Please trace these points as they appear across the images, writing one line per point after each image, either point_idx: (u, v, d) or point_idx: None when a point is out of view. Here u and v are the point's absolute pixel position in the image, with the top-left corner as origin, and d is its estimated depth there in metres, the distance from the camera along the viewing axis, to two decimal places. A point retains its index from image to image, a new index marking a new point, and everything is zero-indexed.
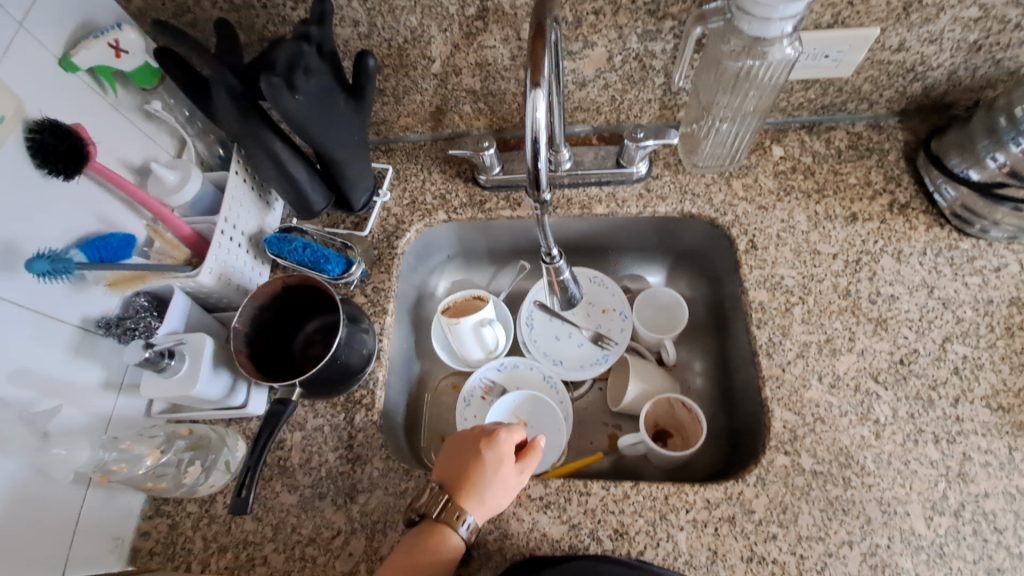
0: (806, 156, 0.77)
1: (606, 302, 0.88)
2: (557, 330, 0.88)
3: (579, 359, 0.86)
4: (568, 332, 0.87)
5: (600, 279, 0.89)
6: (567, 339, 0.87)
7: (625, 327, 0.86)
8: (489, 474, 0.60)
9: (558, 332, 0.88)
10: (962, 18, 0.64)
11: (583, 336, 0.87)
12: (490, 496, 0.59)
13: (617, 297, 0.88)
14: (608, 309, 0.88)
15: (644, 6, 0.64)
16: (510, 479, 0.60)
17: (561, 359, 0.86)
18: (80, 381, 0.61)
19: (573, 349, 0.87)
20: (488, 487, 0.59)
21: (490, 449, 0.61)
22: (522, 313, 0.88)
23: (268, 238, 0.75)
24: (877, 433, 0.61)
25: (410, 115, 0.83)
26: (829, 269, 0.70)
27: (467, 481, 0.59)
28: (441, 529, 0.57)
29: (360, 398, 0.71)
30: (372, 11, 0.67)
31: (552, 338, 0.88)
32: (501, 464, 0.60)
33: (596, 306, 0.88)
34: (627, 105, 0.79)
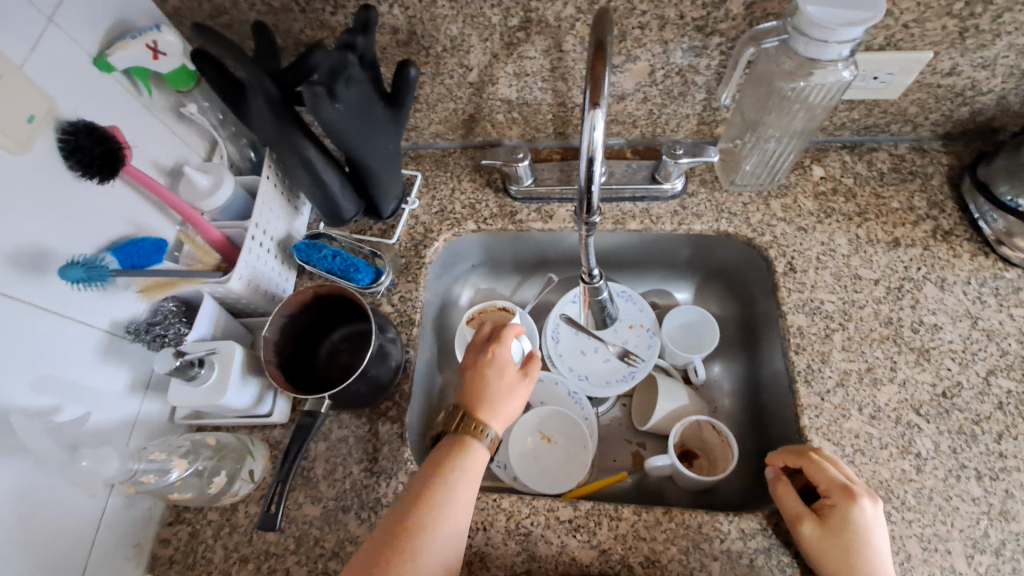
0: (847, 177, 0.76)
1: (634, 318, 0.86)
2: (582, 345, 0.86)
3: (606, 375, 0.84)
4: (594, 346, 0.86)
5: (628, 294, 0.87)
6: (593, 354, 0.86)
7: (653, 344, 0.84)
8: (498, 384, 0.61)
9: (584, 346, 0.86)
10: (1018, 45, 0.62)
11: (610, 351, 0.85)
12: (504, 406, 0.60)
13: (645, 313, 0.86)
14: (635, 325, 0.86)
15: (693, 22, 0.62)
16: (517, 386, 0.62)
17: (588, 375, 0.84)
18: (105, 387, 0.60)
19: (599, 365, 0.85)
20: (502, 397, 0.60)
21: (492, 363, 0.62)
22: (548, 326, 0.87)
23: (297, 244, 0.74)
24: (919, 468, 0.60)
25: (442, 122, 0.82)
26: (870, 295, 0.68)
27: (479, 396, 0.60)
28: (469, 443, 0.57)
29: (386, 410, 0.70)
30: (413, 18, 0.65)
31: (578, 353, 0.86)
32: (503, 374, 0.62)
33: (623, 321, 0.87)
34: (665, 120, 0.77)
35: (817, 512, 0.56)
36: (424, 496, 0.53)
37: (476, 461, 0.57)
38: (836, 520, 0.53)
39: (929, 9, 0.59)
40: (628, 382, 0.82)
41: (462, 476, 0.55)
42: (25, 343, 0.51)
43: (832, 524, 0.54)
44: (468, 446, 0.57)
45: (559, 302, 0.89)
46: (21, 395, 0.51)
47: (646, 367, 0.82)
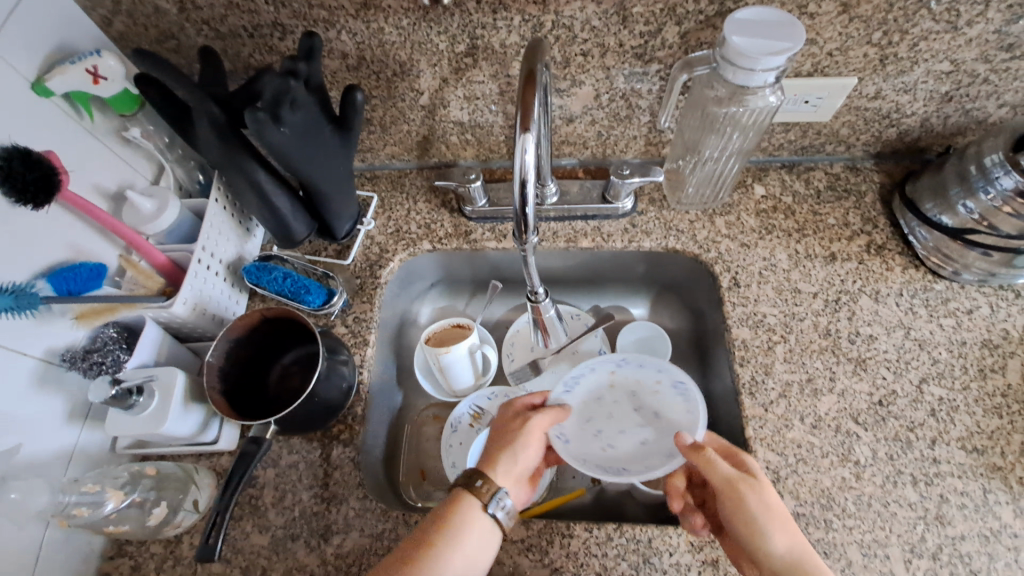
0: (786, 195, 0.79)
1: (654, 378, 0.70)
2: (598, 428, 0.70)
3: (648, 459, 0.66)
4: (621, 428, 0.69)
5: (635, 359, 0.71)
6: (621, 436, 0.69)
7: (691, 408, 0.66)
8: (501, 432, 0.64)
9: (600, 427, 0.70)
10: (935, 71, 0.66)
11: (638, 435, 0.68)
12: (494, 455, 0.61)
13: (664, 372, 0.69)
14: (658, 384, 0.70)
15: (632, 49, 0.65)
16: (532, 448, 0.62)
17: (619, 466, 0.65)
18: (40, 418, 0.58)
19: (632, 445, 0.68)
20: (494, 448, 0.62)
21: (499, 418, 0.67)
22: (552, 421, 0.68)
23: (247, 267, 0.73)
24: (858, 475, 0.62)
25: (397, 144, 0.83)
26: (809, 308, 0.71)
27: (489, 450, 0.63)
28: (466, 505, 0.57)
29: (337, 434, 0.69)
30: (362, 43, 0.66)
31: (602, 446, 0.68)
32: (502, 425, 0.65)
33: (643, 388, 0.71)
34: (613, 141, 0.80)
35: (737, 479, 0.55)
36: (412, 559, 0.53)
37: (459, 510, 0.56)
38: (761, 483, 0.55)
39: (851, 38, 0.62)
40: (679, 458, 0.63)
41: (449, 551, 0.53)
42: None
43: (761, 483, 0.55)
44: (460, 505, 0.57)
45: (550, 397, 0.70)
46: None
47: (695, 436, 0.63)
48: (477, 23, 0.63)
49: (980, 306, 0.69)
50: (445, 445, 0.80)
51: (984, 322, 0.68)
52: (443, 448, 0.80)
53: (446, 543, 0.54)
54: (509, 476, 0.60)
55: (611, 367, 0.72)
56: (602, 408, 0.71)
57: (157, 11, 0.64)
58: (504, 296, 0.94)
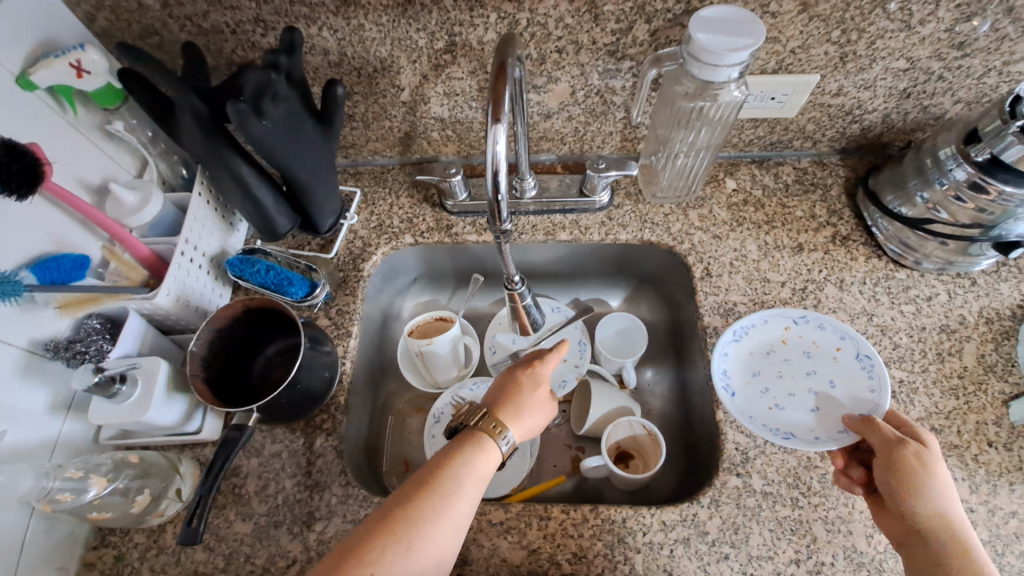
0: (756, 189, 0.82)
1: (834, 346, 0.69)
2: (765, 383, 0.70)
3: (816, 425, 0.66)
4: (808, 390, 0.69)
5: (816, 320, 0.71)
6: (792, 398, 0.69)
7: (877, 384, 0.64)
8: (537, 392, 0.65)
9: (769, 385, 0.70)
10: (892, 69, 0.69)
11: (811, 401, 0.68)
12: (528, 416, 0.63)
13: (847, 341, 0.68)
14: (838, 352, 0.69)
15: (605, 47, 0.68)
16: (541, 401, 0.64)
17: (781, 429, 0.65)
18: (25, 407, 0.59)
19: (798, 413, 0.67)
20: (527, 406, 0.63)
21: (535, 370, 0.66)
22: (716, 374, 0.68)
23: (231, 260, 0.74)
24: (823, 454, 0.64)
25: (379, 140, 0.85)
26: (777, 296, 0.74)
27: (508, 399, 0.63)
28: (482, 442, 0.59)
29: (320, 422, 0.70)
30: (343, 40, 0.68)
31: (770, 404, 0.68)
32: (540, 385, 0.65)
33: (820, 352, 0.70)
34: (590, 137, 0.82)
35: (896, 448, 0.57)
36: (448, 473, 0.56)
37: (486, 462, 0.58)
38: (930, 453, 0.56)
39: (812, 37, 0.65)
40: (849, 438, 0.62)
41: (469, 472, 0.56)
42: None
43: (934, 455, 0.55)
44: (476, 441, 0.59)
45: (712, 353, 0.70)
46: None
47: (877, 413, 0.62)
48: (455, 20, 0.65)
49: (939, 293, 0.73)
50: (428, 435, 0.81)
51: (942, 308, 0.72)
52: (426, 439, 0.81)
53: (470, 488, 0.55)
54: (522, 427, 0.62)
55: (786, 323, 0.72)
56: (772, 365, 0.71)
57: (140, 7, 0.65)
58: (486, 289, 0.95)
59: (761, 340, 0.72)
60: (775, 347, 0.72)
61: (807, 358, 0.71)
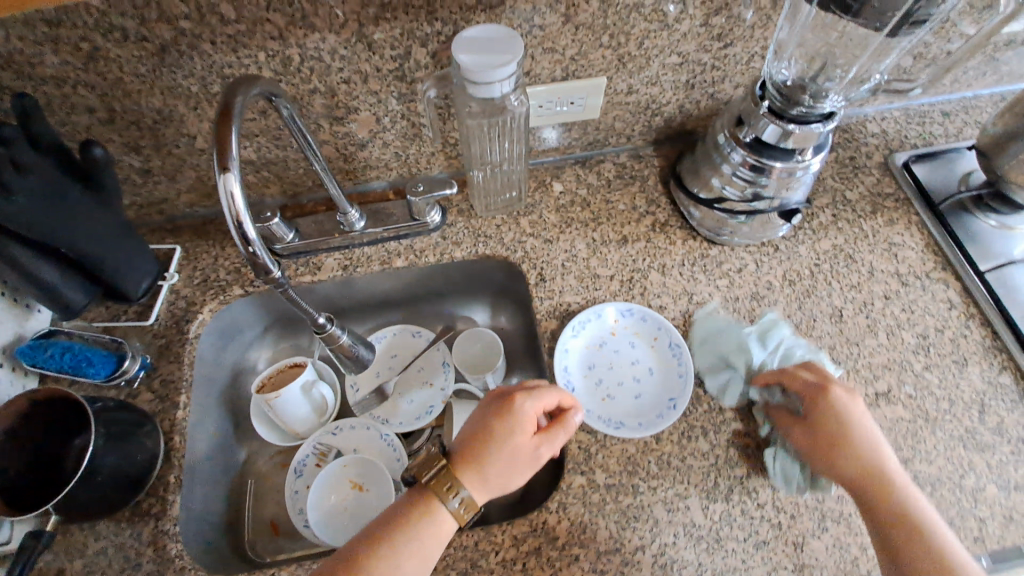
0: (582, 189, 0.85)
1: (653, 335, 0.73)
2: (599, 376, 0.73)
3: (643, 411, 0.69)
4: (633, 376, 0.73)
5: (639, 311, 0.74)
6: (621, 387, 0.72)
7: (683, 370, 0.70)
8: (510, 443, 0.59)
9: (602, 377, 0.73)
10: (669, 64, 0.73)
11: (638, 386, 0.72)
12: (494, 472, 0.58)
13: (662, 330, 0.73)
14: (655, 340, 0.73)
15: (391, 73, 0.67)
16: (518, 454, 0.59)
17: (616, 420, 0.69)
18: None
19: (628, 401, 0.71)
20: (493, 460, 0.59)
21: (512, 417, 0.60)
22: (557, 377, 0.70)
23: (20, 348, 0.67)
24: (658, 437, 0.66)
25: (190, 191, 0.80)
26: (608, 290, 0.76)
27: (479, 450, 0.59)
28: (433, 504, 0.57)
29: (148, 507, 0.65)
30: (106, 96, 0.63)
31: (603, 396, 0.71)
32: (515, 436, 0.59)
33: (641, 341, 0.74)
34: (413, 159, 0.81)
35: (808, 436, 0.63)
36: (411, 519, 0.56)
37: (434, 528, 0.56)
38: (856, 407, 0.62)
39: (585, 44, 0.68)
40: (664, 421, 0.67)
41: (424, 529, 0.56)
42: None
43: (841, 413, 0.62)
44: (427, 506, 0.57)
45: (553, 357, 0.71)
46: None
47: (685, 397, 0.68)
48: (222, 63, 0.62)
49: (747, 264, 0.78)
50: (290, 492, 0.78)
51: (752, 277, 0.77)
52: (288, 495, 0.78)
53: (410, 561, 0.54)
54: (488, 485, 0.59)
55: (613, 316, 0.74)
56: (604, 357, 0.74)
57: None
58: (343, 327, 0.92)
59: (591, 335, 0.74)
60: (605, 340, 0.74)
61: (631, 347, 0.74)
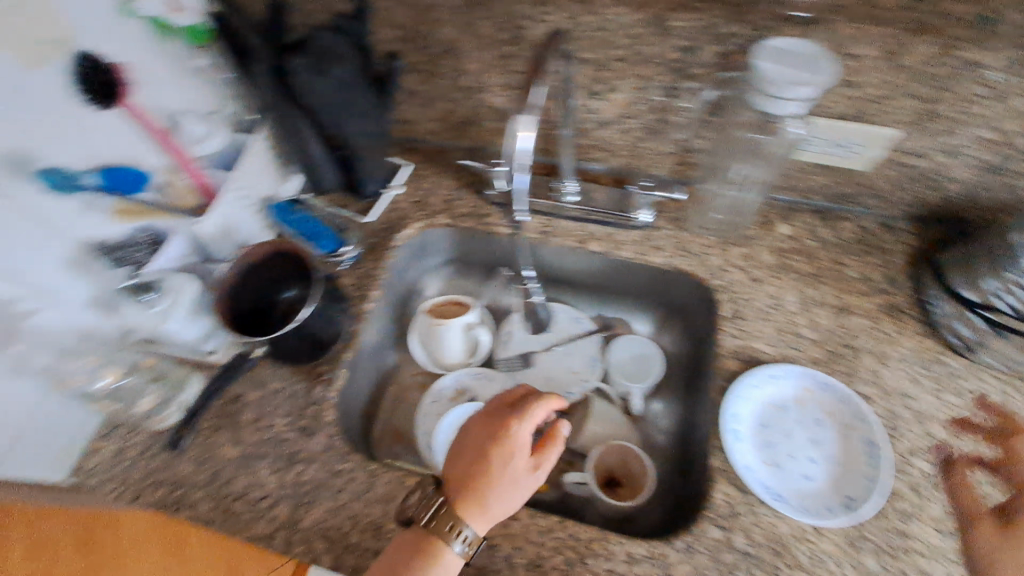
0: (811, 240, 0.78)
1: (847, 422, 0.65)
2: (770, 438, 0.66)
3: (808, 496, 0.62)
4: (808, 455, 0.65)
5: (840, 391, 0.66)
6: (791, 460, 0.65)
7: (873, 475, 0.61)
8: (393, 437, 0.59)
9: (773, 440, 0.66)
10: (983, 138, 0.63)
11: (811, 468, 0.64)
12: (496, 505, 0.55)
13: (862, 423, 0.64)
14: (847, 429, 0.65)
15: (669, 64, 0.65)
16: (522, 480, 0.57)
17: (778, 493, 0.62)
18: (66, 294, 0.64)
19: (794, 478, 0.64)
20: (497, 491, 0.55)
21: (506, 441, 0.58)
22: (725, 420, 0.65)
23: (277, 205, 0.81)
24: (819, 530, 0.58)
25: (435, 121, 0.87)
26: (808, 354, 0.69)
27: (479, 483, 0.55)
28: (437, 541, 0.53)
29: (321, 372, 0.74)
30: (413, 16, 0.70)
31: (768, 460, 0.65)
32: (515, 459, 0.57)
33: (831, 422, 0.66)
34: (644, 153, 0.80)
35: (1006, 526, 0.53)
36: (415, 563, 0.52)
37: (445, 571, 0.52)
38: None
39: (893, 87, 0.61)
40: (833, 519, 0.59)
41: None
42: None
43: None
44: (432, 546, 0.53)
45: (725, 398, 0.67)
46: None
47: (863, 505, 0.59)
48: (520, 12, 0.65)
49: (990, 390, 0.65)
50: (422, 414, 0.82)
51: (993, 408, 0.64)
52: (419, 417, 0.83)
53: None
54: (490, 520, 0.55)
55: (807, 384, 0.67)
56: (782, 422, 0.67)
57: None
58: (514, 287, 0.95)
59: (774, 394, 0.68)
60: (790, 404, 0.68)
61: (817, 424, 0.67)
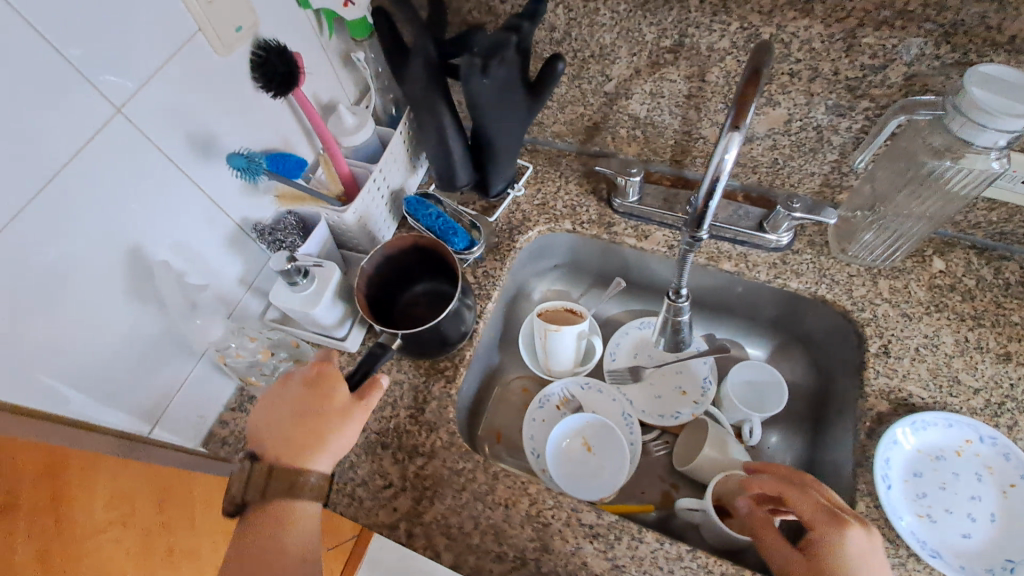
0: (968, 278, 0.73)
1: (1010, 480, 0.60)
2: (923, 489, 0.62)
3: (967, 557, 0.58)
4: (966, 512, 0.60)
5: (1005, 446, 0.61)
6: (947, 516, 0.61)
7: None
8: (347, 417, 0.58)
9: (926, 491, 0.62)
10: None
11: (971, 527, 0.59)
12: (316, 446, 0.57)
13: None
14: (1011, 488, 0.60)
15: (845, 81, 0.62)
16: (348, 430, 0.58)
17: (934, 550, 0.58)
18: (224, 270, 0.66)
19: (951, 536, 0.59)
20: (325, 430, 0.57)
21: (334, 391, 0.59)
22: (877, 465, 0.61)
23: (409, 198, 0.80)
24: None
25: (566, 124, 0.86)
26: (964, 402, 0.65)
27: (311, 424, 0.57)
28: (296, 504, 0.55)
29: (443, 368, 0.73)
30: (573, 21, 0.69)
31: (921, 513, 0.61)
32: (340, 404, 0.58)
33: (991, 478, 0.61)
34: (787, 172, 0.76)
35: (814, 560, 0.53)
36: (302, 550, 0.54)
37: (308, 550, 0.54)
38: None
39: None
40: None
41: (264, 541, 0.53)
42: (173, 208, 0.57)
43: None
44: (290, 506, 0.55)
45: (875, 442, 0.63)
46: (160, 252, 0.57)
47: None
48: (693, 21, 0.64)
49: None
50: (528, 417, 0.82)
51: None
52: (526, 420, 0.83)
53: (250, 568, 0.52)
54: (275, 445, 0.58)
55: (967, 435, 0.63)
56: (936, 473, 0.63)
57: None
58: (624, 297, 0.94)
59: (929, 442, 0.63)
60: (945, 454, 0.63)
61: (977, 478, 0.61)
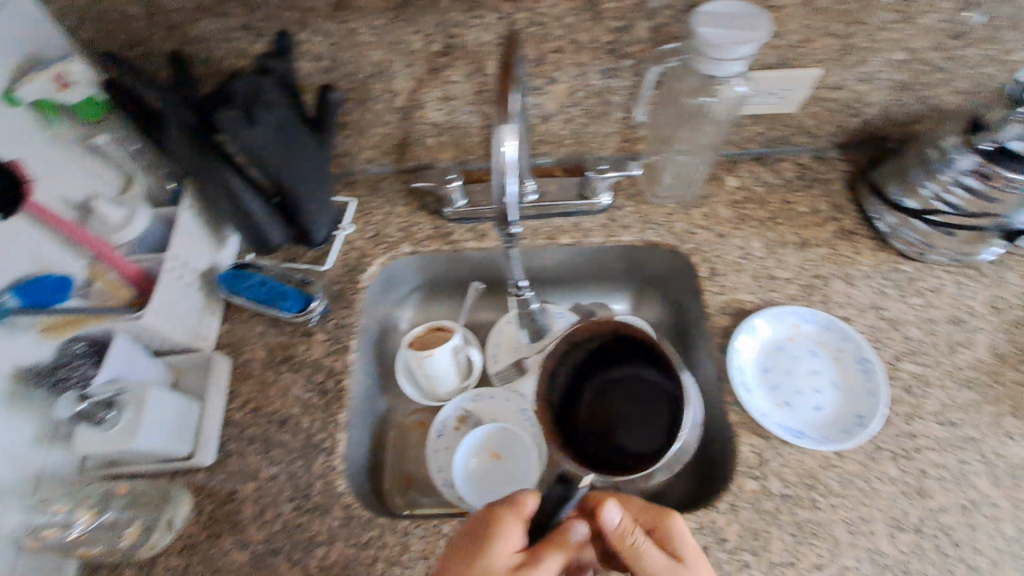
0: (759, 186, 0.81)
1: (838, 346, 0.69)
2: (776, 381, 0.69)
3: (825, 426, 0.65)
4: (813, 387, 0.69)
5: (824, 320, 0.70)
6: (798, 396, 0.68)
7: (873, 389, 0.66)
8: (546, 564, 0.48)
9: (779, 382, 0.69)
10: (891, 61, 0.69)
11: (821, 398, 0.67)
12: None
13: (851, 344, 0.69)
14: (839, 353, 0.69)
15: (605, 46, 0.66)
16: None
17: (798, 431, 0.65)
18: (6, 436, 0.57)
19: (806, 413, 0.67)
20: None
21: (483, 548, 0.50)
22: (733, 376, 0.67)
23: (224, 275, 0.72)
24: (840, 453, 0.62)
25: (373, 148, 0.82)
26: (786, 293, 0.73)
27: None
28: None
29: (319, 442, 0.67)
30: (335, 46, 0.66)
31: (780, 402, 0.68)
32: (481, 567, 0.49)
33: (823, 351, 0.70)
34: (589, 138, 0.80)
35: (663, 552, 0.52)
36: None
37: None
38: None
39: (813, 31, 0.64)
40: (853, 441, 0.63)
41: None
42: None
43: None
44: None
45: (727, 355, 0.69)
46: None
47: (875, 420, 0.63)
48: (451, 21, 0.63)
49: (944, 285, 0.72)
50: (432, 450, 0.79)
51: (950, 299, 0.71)
52: (429, 453, 0.79)
53: None
54: None
55: (795, 321, 0.71)
56: (780, 362, 0.70)
57: (124, 17, 0.62)
58: (488, 297, 0.93)
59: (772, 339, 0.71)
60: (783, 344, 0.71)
61: (813, 355, 0.70)
